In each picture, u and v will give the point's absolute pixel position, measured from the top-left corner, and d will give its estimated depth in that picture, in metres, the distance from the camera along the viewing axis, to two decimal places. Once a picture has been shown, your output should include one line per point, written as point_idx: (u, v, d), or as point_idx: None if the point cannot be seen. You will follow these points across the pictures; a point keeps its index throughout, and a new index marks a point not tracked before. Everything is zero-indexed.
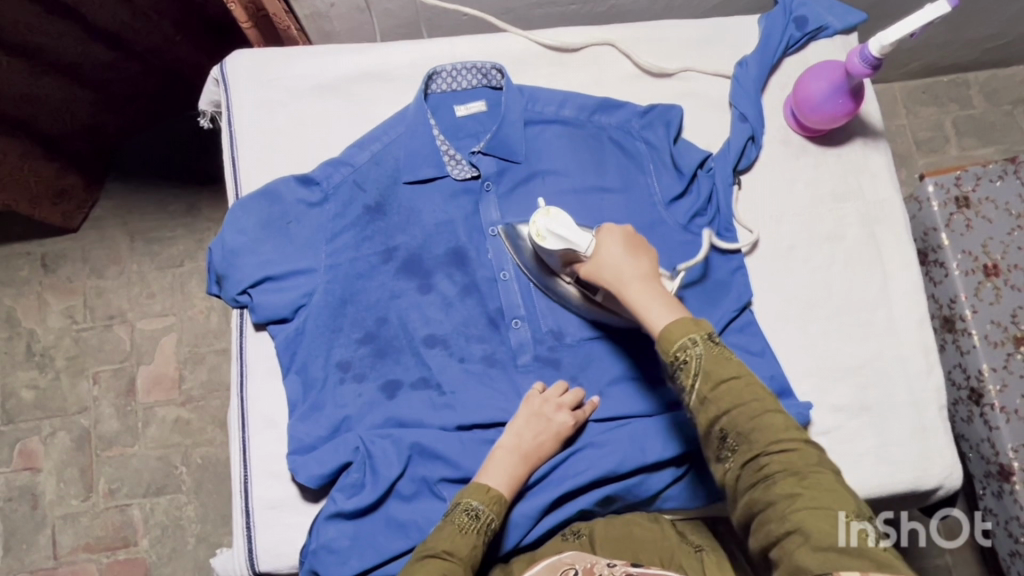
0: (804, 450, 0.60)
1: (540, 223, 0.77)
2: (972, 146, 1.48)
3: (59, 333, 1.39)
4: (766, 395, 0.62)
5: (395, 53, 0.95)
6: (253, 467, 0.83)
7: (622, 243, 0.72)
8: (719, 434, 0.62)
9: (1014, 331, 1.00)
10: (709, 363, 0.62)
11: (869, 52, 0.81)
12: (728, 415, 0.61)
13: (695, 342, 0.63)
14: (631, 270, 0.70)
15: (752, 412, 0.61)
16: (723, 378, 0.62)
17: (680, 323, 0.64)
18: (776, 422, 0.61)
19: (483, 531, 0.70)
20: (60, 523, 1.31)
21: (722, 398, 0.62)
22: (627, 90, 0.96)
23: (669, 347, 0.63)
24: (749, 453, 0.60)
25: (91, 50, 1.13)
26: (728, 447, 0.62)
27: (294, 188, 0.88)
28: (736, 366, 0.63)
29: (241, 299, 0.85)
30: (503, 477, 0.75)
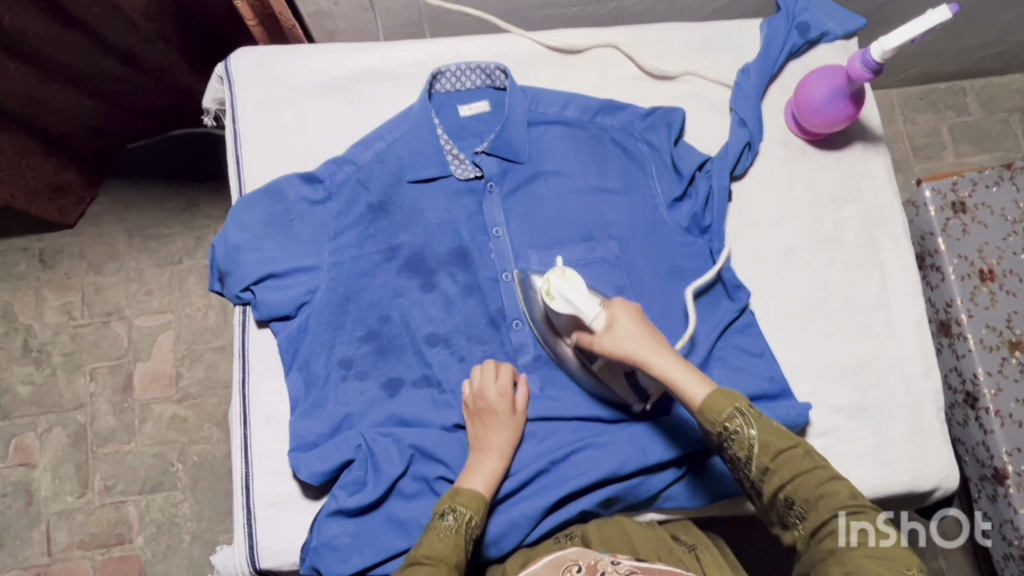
0: (869, 512, 0.65)
1: (552, 286, 0.74)
2: (968, 152, 1.50)
3: (56, 328, 1.38)
4: (826, 463, 0.68)
5: (398, 52, 0.95)
6: (254, 463, 0.83)
7: (630, 316, 0.73)
8: (785, 502, 0.67)
9: (1009, 336, 1.01)
10: (768, 432, 0.68)
11: (871, 56, 0.82)
12: (793, 482, 0.67)
13: (745, 413, 0.68)
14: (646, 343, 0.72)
15: (815, 478, 0.66)
16: (782, 449, 0.68)
17: (716, 396, 0.68)
18: (840, 488, 0.66)
19: (462, 531, 0.71)
20: (55, 519, 1.31)
21: (785, 465, 0.67)
22: (629, 92, 0.97)
23: (717, 417, 0.68)
24: (817, 518, 0.66)
25: (101, 63, 1.12)
26: (794, 514, 0.67)
27: (297, 186, 0.88)
28: (792, 438, 0.69)
29: (243, 296, 0.85)
30: (481, 478, 0.76)
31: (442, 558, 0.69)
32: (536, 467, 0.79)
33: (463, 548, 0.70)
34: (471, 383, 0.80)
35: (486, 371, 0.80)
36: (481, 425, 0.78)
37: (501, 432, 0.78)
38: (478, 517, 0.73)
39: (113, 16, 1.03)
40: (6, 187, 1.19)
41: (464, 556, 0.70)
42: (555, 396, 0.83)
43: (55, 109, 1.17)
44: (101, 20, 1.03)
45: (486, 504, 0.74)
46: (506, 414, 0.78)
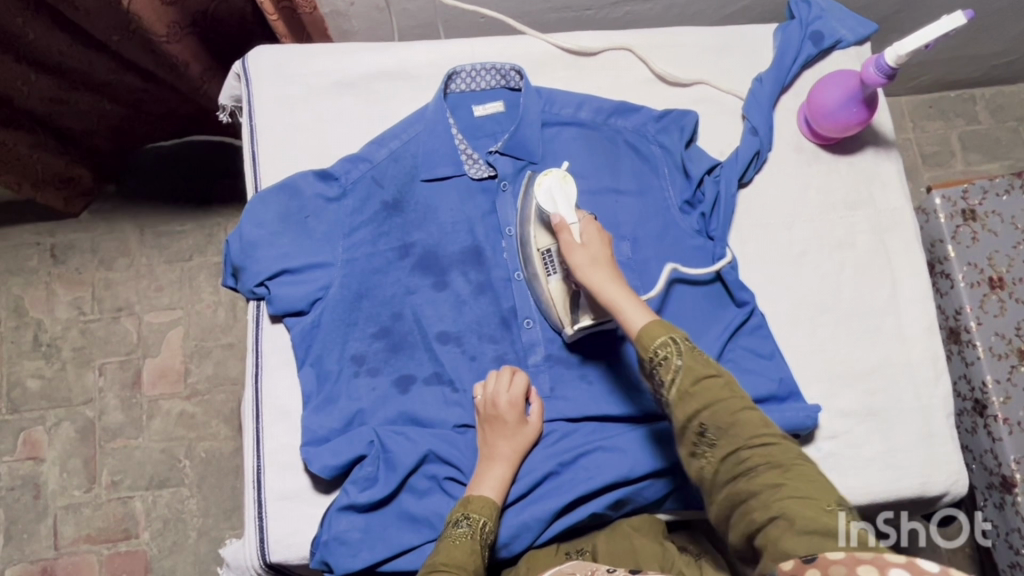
0: (782, 444, 0.63)
1: (544, 181, 0.80)
2: (977, 161, 1.50)
3: (66, 323, 1.39)
4: (742, 394, 0.67)
5: (414, 52, 0.96)
6: (265, 457, 0.83)
7: (605, 242, 0.77)
8: (698, 429, 0.65)
9: (1017, 344, 1.01)
10: (687, 362, 0.67)
11: (885, 61, 0.82)
12: (706, 408, 0.65)
13: (672, 342, 0.68)
14: (609, 269, 0.75)
15: (731, 407, 0.65)
16: (701, 375, 0.66)
17: (659, 324, 0.69)
18: (753, 418, 0.65)
19: (478, 538, 0.72)
20: (62, 513, 1.32)
21: (701, 392, 0.66)
22: (642, 94, 0.97)
23: (649, 344, 0.68)
24: (728, 447, 0.64)
25: (123, 77, 1.13)
26: (706, 442, 0.65)
27: (312, 183, 0.88)
28: (711, 367, 0.68)
29: (258, 290, 0.86)
30: (492, 484, 0.76)
31: (460, 565, 0.69)
32: (548, 469, 0.80)
33: (479, 554, 0.71)
34: (484, 390, 0.80)
35: (500, 379, 0.80)
36: (491, 432, 0.78)
37: (511, 442, 0.78)
38: (491, 523, 0.74)
39: (132, 42, 1.02)
40: (3, 173, 1.16)
41: (481, 562, 0.71)
42: (564, 395, 0.83)
43: (77, 112, 1.18)
44: (120, 45, 1.02)
45: (498, 510, 0.75)
46: (514, 425, 0.78)
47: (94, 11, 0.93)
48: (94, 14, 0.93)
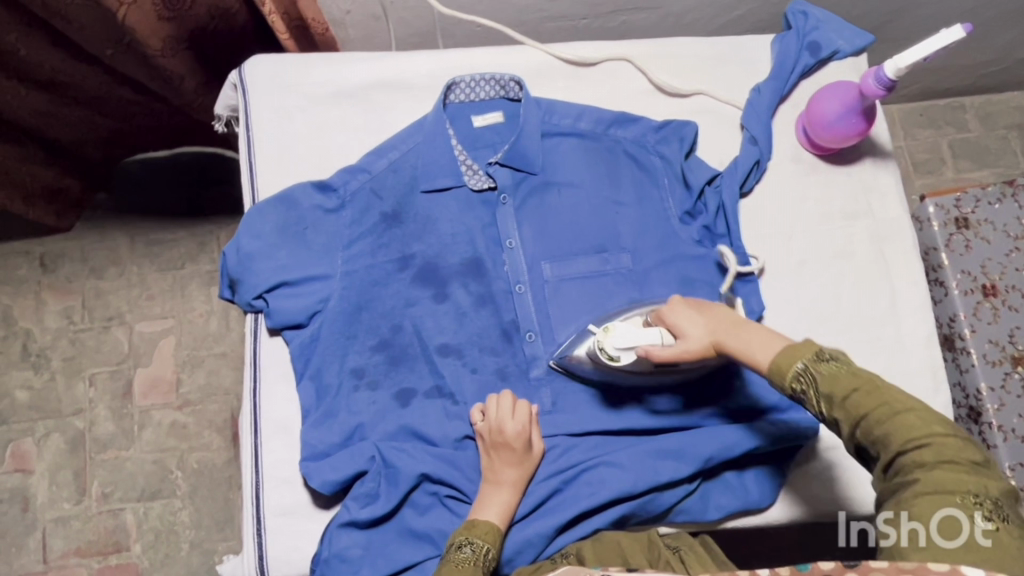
0: (940, 446, 0.58)
1: (608, 342, 0.76)
2: (968, 168, 1.51)
3: (55, 333, 1.37)
4: (899, 396, 0.60)
5: (412, 62, 0.95)
6: (264, 473, 0.82)
7: (687, 309, 0.74)
8: (858, 444, 0.61)
9: (1011, 351, 1.02)
10: (829, 382, 0.61)
11: (884, 73, 0.83)
12: (862, 421, 0.60)
13: (804, 367, 0.62)
14: (718, 325, 0.71)
15: (879, 416, 0.59)
16: (846, 392, 0.60)
17: (789, 349, 0.64)
18: (914, 420, 0.59)
19: (481, 563, 0.70)
20: (52, 526, 1.30)
21: (853, 409, 0.60)
22: (641, 104, 0.97)
23: (783, 379, 0.63)
24: (887, 459, 0.59)
25: (116, 92, 1.11)
26: (869, 454, 0.61)
27: (311, 194, 0.88)
28: (858, 374, 0.61)
29: (255, 303, 0.85)
30: (495, 508, 0.75)
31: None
32: (550, 485, 0.79)
33: None
34: (485, 418, 0.79)
35: (501, 405, 0.79)
36: (495, 458, 0.77)
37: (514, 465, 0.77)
38: (494, 549, 0.72)
39: (126, 57, 0.99)
40: None
41: None
42: (566, 409, 0.83)
43: (69, 124, 1.16)
44: (113, 59, 0.99)
45: (501, 535, 0.74)
46: (520, 452, 0.78)
47: (88, 25, 0.92)
48: (88, 29, 0.92)
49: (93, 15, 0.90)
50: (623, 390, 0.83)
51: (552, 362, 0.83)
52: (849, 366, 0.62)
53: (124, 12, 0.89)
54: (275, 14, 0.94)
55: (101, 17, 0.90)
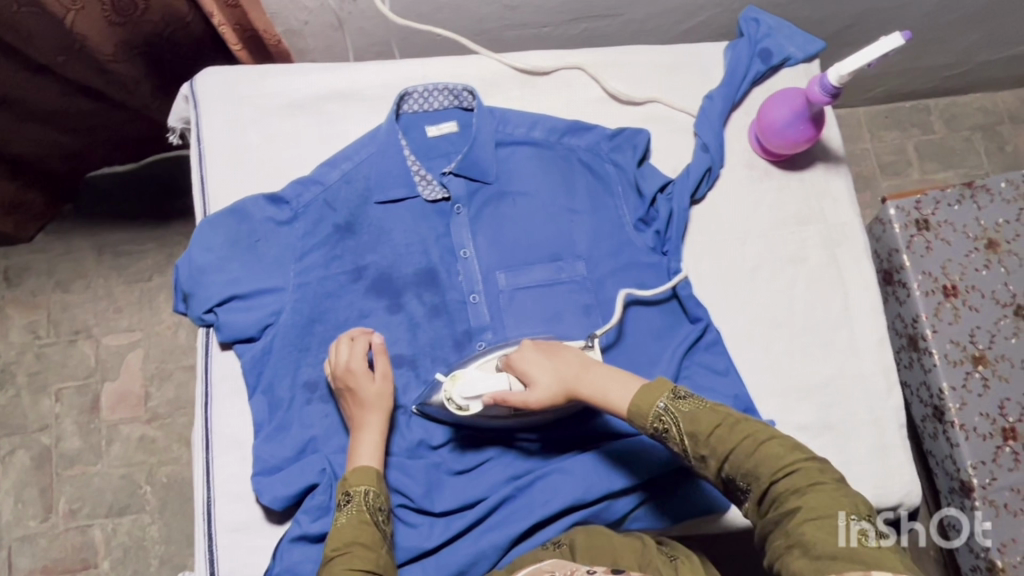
0: (806, 468, 0.62)
1: (456, 392, 0.75)
2: (933, 169, 1.53)
3: (20, 348, 1.35)
4: (757, 427, 0.65)
5: (367, 73, 0.95)
6: (215, 489, 0.81)
7: (537, 355, 0.74)
8: (727, 479, 0.65)
9: (971, 350, 1.03)
10: (690, 421, 0.66)
11: (828, 80, 0.84)
12: (729, 458, 0.64)
13: (665, 407, 0.67)
14: (566, 369, 0.73)
15: (746, 449, 0.64)
16: (708, 429, 0.65)
17: (644, 391, 0.68)
18: (776, 449, 0.64)
19: (364, 510, 0.72)
20: (17, 545, 1.28)
21: (718, 444, 0.65)
22: (597, 113, 0.97)
23: (644, 421, 0.68)
24: (759, 489, 0.63)
25: (74, 103, 1.11)
26: (740, 488, 0.65)
27: (263, 207, 0.87)
28: (716, 412, 0.66)
29: (206, 317, 0.84)
30: (368, 453, 0.76)
31: (354, 540, 0.69)
32: (503, 492, 0.79)
33: (369, 525, 0.71)
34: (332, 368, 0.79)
35: (343, 350, 0.79)
36: (352, 403, 0.78)
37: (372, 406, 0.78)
38: (376, 488, 0.74)
39: (79, 63, 0.99)
40: None
41: (374, 531, 0.71)
42: None
43: (29, 139, 1.15)
44: (64, 67, 0.99)
45: (379, 474, 0.75)
46: (371, 391, 0.78)
47: (37, 33, 0.91)
48: (37, 37, 0.91)
49: (43, 24, 0.90)
50: (483, 433, 0.82)
51: (415, 409, 0.81)
52: (705, 404, 0.67)
53: (72, 18, 0.89)
54: (225, 24, 0.93)
55: (49, 25, 0.90)
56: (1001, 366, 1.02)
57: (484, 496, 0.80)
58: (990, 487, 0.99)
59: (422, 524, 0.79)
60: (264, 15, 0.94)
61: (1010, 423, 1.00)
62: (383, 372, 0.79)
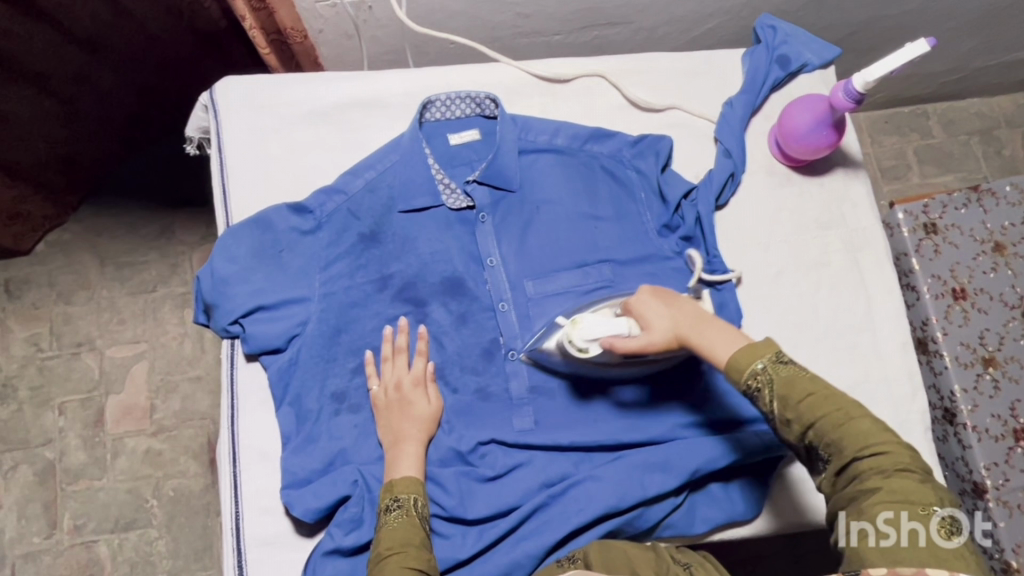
0: (893, 452, 0.61)
1: (575, 335, 0.75)
2: (933, 173, 1.55)
3: (22, 361, 1.33)
4: (848, 400, 0.64)
5: (387, 82, 0.95)
6: (244, 503, 0.80)
7: (653, 300, 0.75)
8: (810, 447, 0.64)
9: (982, 353, 1.04)
10: (785, 385, 0.64)
11: (853, 87, 0.84)
12: (815, 427, 0.63)
13: (764, 367, 0.65)
14: (683, 319, 0.72)
15: (835, 421, 0.62)
16: (801, 397, 0.64)
17: (746, 349, 0.67)
18: (867, 427, 0.62)
19: (413, 513, 0.72)
20: (21, 562, 1.25)
21: (808, 412, 0.63)
22: (616, 119, 0.98)
23: (739, 377, 0.66)
24: (841, 462, 0.62)
25: (64, 56, 1.08)
26: (821, 458, 0.63)
27: (286, 216, 0.86)
28: (812, 381, 0.65)
29: (231, 329, 0.83)
30: (412, 463, 0.76)
31: (407, 541, 0.69)
32: (536, 500, 0.79)
33: (421, 527, 0.71)
34: (380, 385, 0.81)
35: (396, 366, 0.82)
36: (396, 415, 0.79)
37: (415, 421, 0.79)
38: (422, 496, 0.74)
39: None
40: None
41: (426, 534, 0.71)
42: (551, 426, 0.83)
43: (22, 141, 1.15)
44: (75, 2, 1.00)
45: (423, 485, 0.75)
46: (415, 406, 0.80)
47: None
48: None
49: None
50: (589, 380, 0.84)
51: (524, 357, 0.84)
52: (804, 370, 0.66)
53: None
54: (256, 28, 0.93)
55: None
56: (1010, 367, 1.03)
57: (517, 505, 0.79)
58: (1003, 488, 1.00)
59: (454, 534, 0.79)
60: (294, 14, 0.93)
61: (1021, 424, 1.01)
62: (434, 395, 0.82)
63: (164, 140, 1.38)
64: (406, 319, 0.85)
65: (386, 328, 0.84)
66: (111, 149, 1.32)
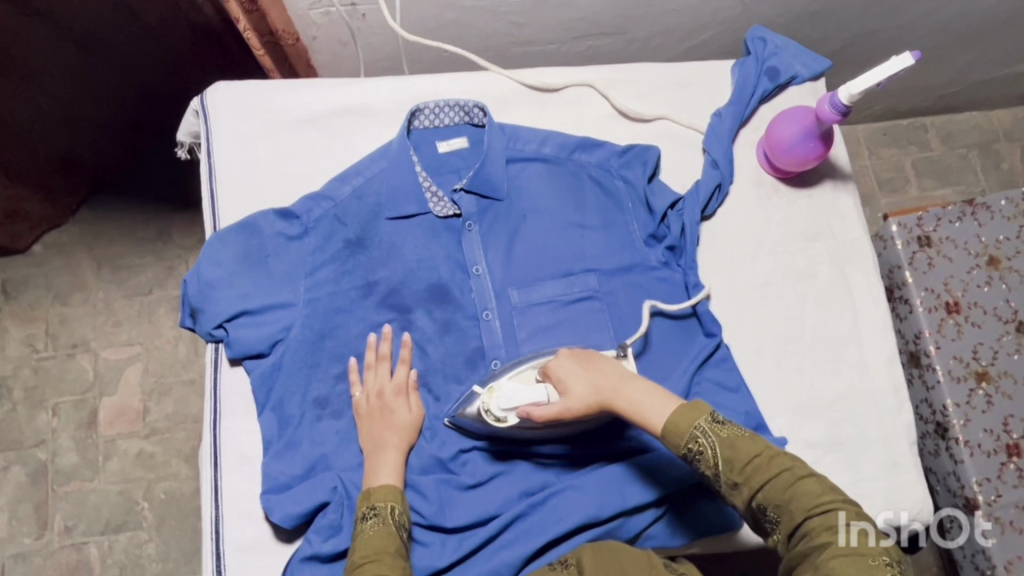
0: (841, 509, 0.64)
1: (493, 404, 0.77)
2: (931, 186, 1.54)
3: (17, 362, 1.34)
4: (792, 462, 0.67)
5: (377, 89, 0.96)
6: (224, 507, 0.80)
7: (571, 363, 0.76)
8: (759, 509, 0.67)
9: (975, 367, 1.03)
10: (729, 447, 0.67)
11: (839, 99, 0.84)
12: (762, 489, 0.66)
13: (704, 430, 0.68)
14: (601, 380, 0.74)
15: (782, 481, 0.66)
16: (746, 460, 0.67)
17: (680, 411, 0.70)
18: (812, 487, 0.65)
19: (390, 522, 0.72)
20: (11, 562, 1.25)
21: (754, 475, 0.66)
22: (605, 129, 0.98)
23: (680, 440, 0.69)
24: (790, 522, 0.65)
25: (60, 56, 1.11)
26: (769, 519, 0.66)
27: (273, 222, 0.87)
28: (756, 444, 0.68)
29: (216, 333, 0.83)
30: (390, 471, 0.76)
31: (382, 549, 0.69)
32: (517, 509, 0.78)
33: (397, 536, 0.71)
34: (362, 391, 0.81)
35: (378, 373, 0.82)
36: (377, 423, 0.79)
37: (395, 429, 0.79)
38: (400, 504, 0.74)
39: None
40: None
41: (401, 543, 0.71)
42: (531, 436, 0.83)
43: (18, 138, 1.17)
44: None
45: (401, 493, 0.75)
46: (396, 414, 0.80)
47: None
48: None
49: None
50: (509, 442, 0.82)
51: (445, 422, 0.82)
52: (743, 433, 0.69)
53: None
54: (250, 31, 0.92)
55: None
56: (1004, 382, 1.02)
57: (497, 513, 0.79)
58: (996, 504, 0.99)
59: (434, 542, 0.78)
60: (285, 15, 0.93)
61: (1014, 439, 1.00)
62: (416, 402, 0.82)
63: (162, 142, 1.39)
64: (390, 326, 0.85)
65: (369, 335, 0.84)
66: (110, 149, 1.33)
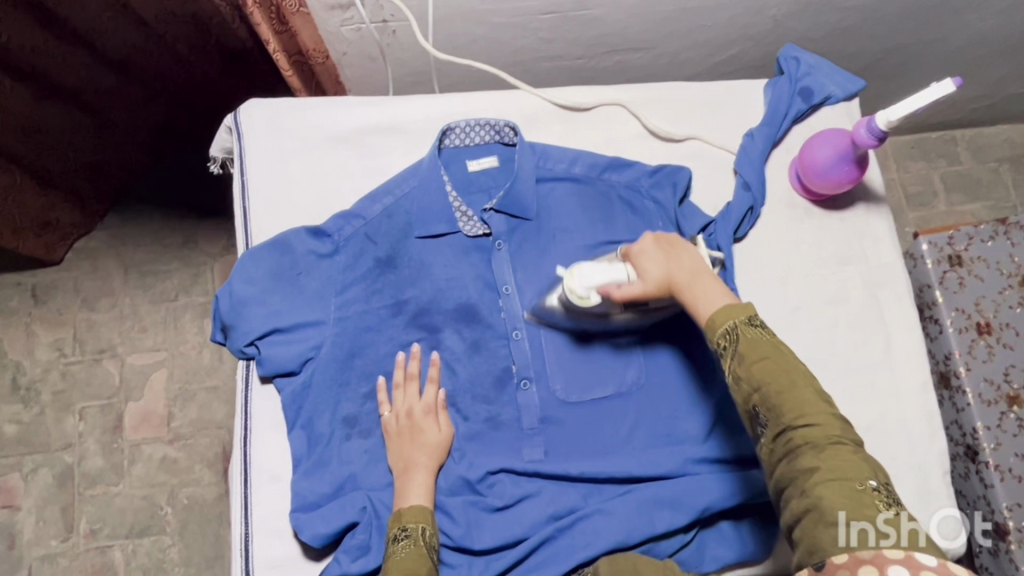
0: (831, 426, 0.59)
1: (575, 284, 0.79)
2: (960, 201, 1.52)
3: (46, 366, 1.36)
4: (801, 372, 0.63)
5: (408, 108, 0.96)
6: (253, 524, 0.81)
7: (654, 249, 0.76)
8: (753, 411, 0.63)
9: (1006, 390, 1.01)
10: (743, 344, 0.65)
11: (876, 124, 0.83)
12: (760, 392, 0.62)
13: (735, 326, 0.66)
14: (678, 269, 0.74)
15: (778, 388, 0.61)
16: (755, 358, 0.63)
17: (726, 310, 0.67)
18: (808, 398, 0.61)
19: (421, 543, 0.72)
20: (38, 564, 1.27)
21: (757, 375, 0.63)
22: (635, 148, 0.97)
23: (712, 334, 0.67)
24: (779, 428, 0.60)
25: (97, 77, 1.13)
26: (761, 422, 0.63)
27: (304, 240, 0.87)
28: (772, 347, 0.64)
29: (247, 350, 0.84)
30: (420, 492, 0.77)
31: (415, 571, 0.69)
32: (544, 533, 0.78)
33: (428, 558, 0.71)
34: (391, 412, 0.82)
35: (407, 393, 0.82)
36: (407, 443, 0.79)
37: (425, 449, 0.79)
38: (431, 525, 0.74)
39: (124, 21, 1.06)
40: None
41: (432, 565, 0.71)
42: (561, 458, 0.82)
43: (53, 149, 1.18)
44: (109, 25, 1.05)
45: (432, 514, 0.76)
46: (426, 434, 0.80)
47: None
48: None
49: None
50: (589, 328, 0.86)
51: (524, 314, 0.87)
52: (769, 336, 0.65)
53: None
54: (280, 52, 0.91)
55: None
56: None
57: (524, 537, 0.79)
58: None
59: (461, 564, 0.78)
60: (315, 32, 0.93)
61: None
62: (445, 422, 0.82)
63: (190, 152, 1.41)
64: (419, 345, 0.86)
65: (398, 354, 0.84)
66: (140, 157, 1.35)
